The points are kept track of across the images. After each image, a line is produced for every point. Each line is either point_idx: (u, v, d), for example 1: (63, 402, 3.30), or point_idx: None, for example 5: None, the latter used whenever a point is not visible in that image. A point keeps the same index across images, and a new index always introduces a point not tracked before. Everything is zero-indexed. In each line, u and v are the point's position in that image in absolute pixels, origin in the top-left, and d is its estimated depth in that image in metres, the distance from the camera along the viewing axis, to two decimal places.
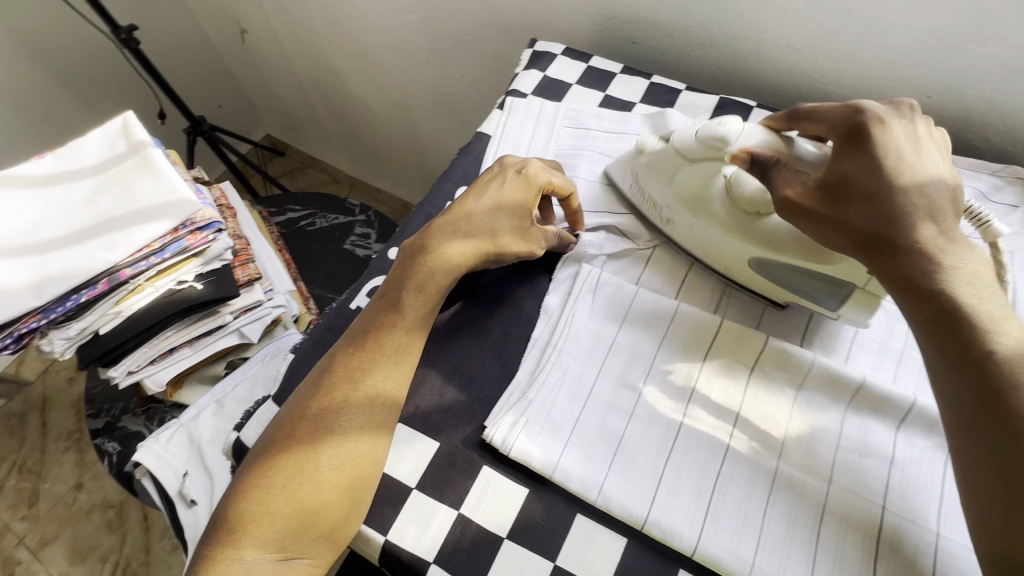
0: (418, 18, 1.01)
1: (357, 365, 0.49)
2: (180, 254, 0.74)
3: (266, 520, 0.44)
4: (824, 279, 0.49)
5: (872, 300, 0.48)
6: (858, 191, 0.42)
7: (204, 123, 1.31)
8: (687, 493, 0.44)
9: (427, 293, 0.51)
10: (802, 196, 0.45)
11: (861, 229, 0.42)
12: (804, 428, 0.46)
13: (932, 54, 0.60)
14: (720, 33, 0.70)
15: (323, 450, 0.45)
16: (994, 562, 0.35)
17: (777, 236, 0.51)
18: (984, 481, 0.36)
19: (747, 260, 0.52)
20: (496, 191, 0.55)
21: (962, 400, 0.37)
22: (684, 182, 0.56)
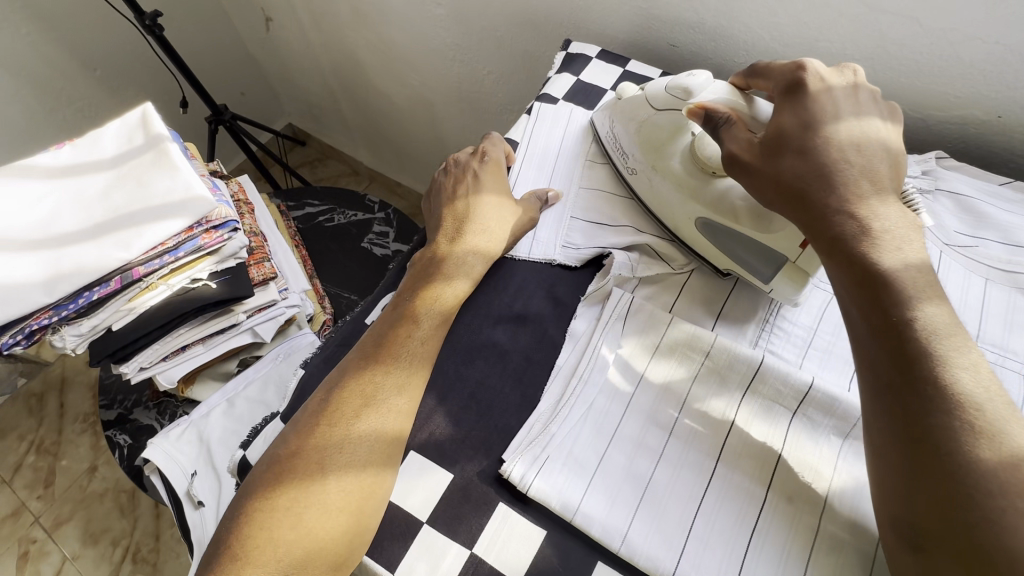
0: (447, 12, 0.97)
1: (368, 379, 0.48)
2: (195, 252, 0.72)
3: (270, 547, 0.41)
4: (762, 249, 0.50)
5: (802, 278, 0.49)
6: (792, 145, 0.44)
7: (226, 112, 1.29)
8: (719, 548, 0.41)
9: (445, 292, 0.52)
10: (744, 151, 0.46)
11: (788, 182, 0.43)
12: (850, 483, 0.42)
13: (1008, 72, 0.55)
14: (770, 39, 0.65)
15: (331, 469, 0.44)
16: (899, 532, 0.35)
17: (724, 199, 0.52)
18: (891, 450, 0.36)
19: (693, 217, 0.53)
20: (486, 189, 0.58)
21: (882, 369, 0.37)
22: (654, 129, 0.57)
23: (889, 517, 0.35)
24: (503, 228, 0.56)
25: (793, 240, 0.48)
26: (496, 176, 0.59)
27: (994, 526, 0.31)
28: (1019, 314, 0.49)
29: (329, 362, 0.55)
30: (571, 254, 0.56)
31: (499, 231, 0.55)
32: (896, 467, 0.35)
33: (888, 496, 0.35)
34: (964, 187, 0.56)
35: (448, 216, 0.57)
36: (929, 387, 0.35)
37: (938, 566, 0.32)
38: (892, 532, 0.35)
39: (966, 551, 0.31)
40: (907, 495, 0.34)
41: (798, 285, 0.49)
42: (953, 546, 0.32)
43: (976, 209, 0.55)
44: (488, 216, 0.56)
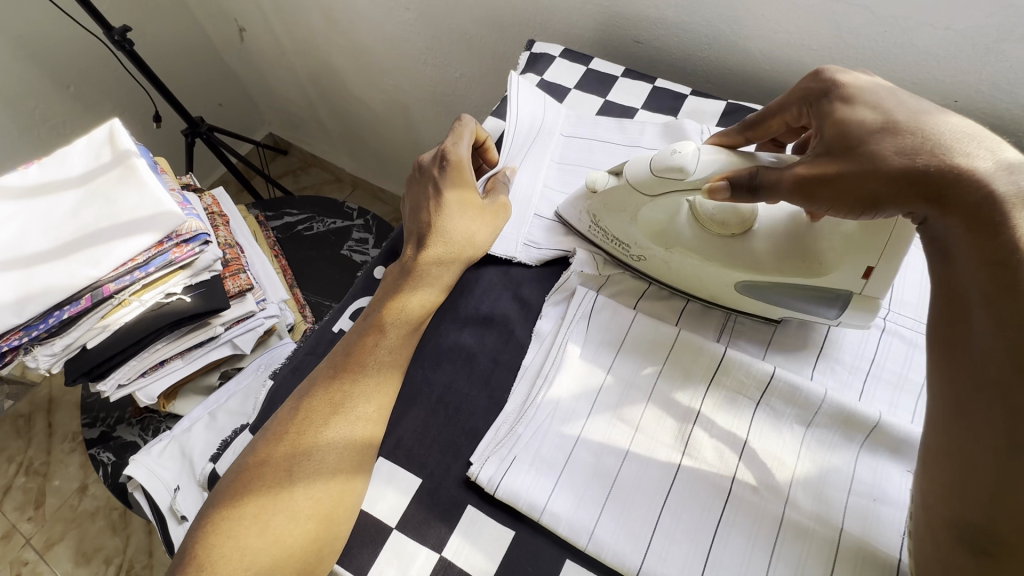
0: (415, 16, 0.97)
1: (337, 388, 0.48)
2: (167, 267, 0.72)
3: (238, 555, 0.41)
4: (817, 291, 0.47)
5: (873, 306, 0.46)
6: (871, 133, 0.39)
7: (203, 124, 1.28)
8: (686, 542, 0.41)
9: (414, 303, 0.51)
10: (810, 167, 0.40)
11: (892, 171, 0.37)
12: (812, 470, 0.43)
13: (962, 57, 0.55)
14: (729, 33, 0.66)
15: (299, 477, 0.44)
16: (952, 526, 0.34)
17: (761, 256, 0.49)
18: (982, 452, 0.33)
19: (733, 284, 0.49)
20: (448, 192, 0.54)
21: (988, 361, 0.33)
22: (645, 219, 0.51)
23: (948, 518, 0.34)
24: (469, 240, 0.54)
25: (854, 276, 0.45)
26: (465, 178, 0.55)
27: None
28: None
29: (297, 371, 0.55)
30: (533, 253, 0.56)
31: (465, 239, 0.54)
32: (976, 471, 0.33)
33: (955, 497, 0.34)
34: None
35: (415, 227, 0.56)
36: None
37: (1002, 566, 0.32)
38: (945, 530, 0.35)
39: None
40: (978, 494, 0.33)
41: (870, 315, 0.46)
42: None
43: None
44: (453, 223, 0.54)
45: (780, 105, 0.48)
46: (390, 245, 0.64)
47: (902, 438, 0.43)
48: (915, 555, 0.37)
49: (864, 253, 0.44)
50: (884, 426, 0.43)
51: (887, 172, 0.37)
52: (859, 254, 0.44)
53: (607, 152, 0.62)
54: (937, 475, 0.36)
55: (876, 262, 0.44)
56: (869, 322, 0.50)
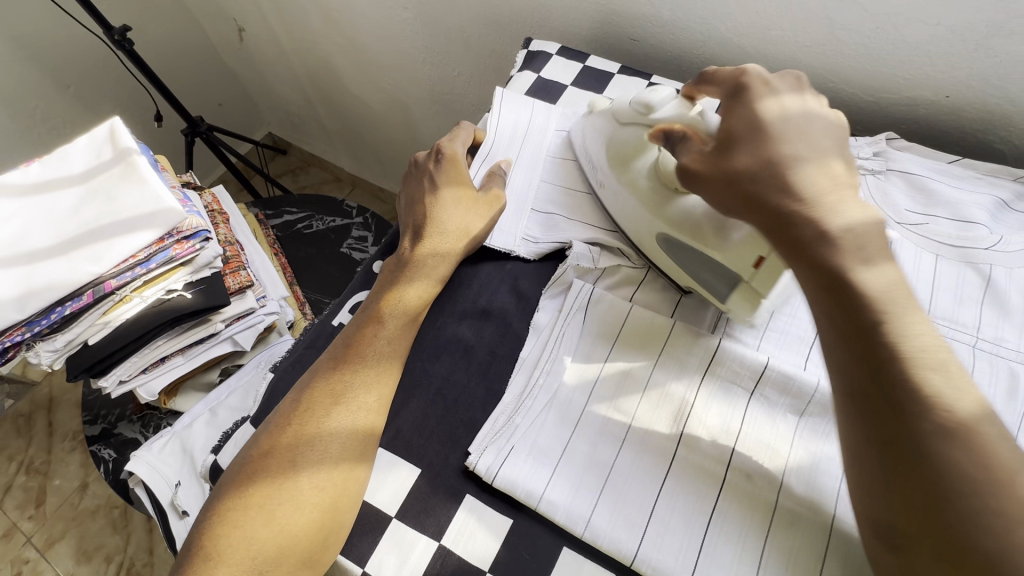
0: (414, 16, 0.98)
1: (338, 379, 0.48)
2: (168, 263, 0.72)
3: (245, 545, 0.42)
4: (716, 268, 0.49)
5: (754, 297, 0.47)
6: (748, 146, 0.42)
7: (202, 123, 1.29)
8: (681, 529, 0.42)
9: (412, 295, 0.52)
10: (697, 159, 0.45)
11: (748, 188, 0.41)
12: (805, 458, 0.43)
13: (952, 52, 0.56)
14: (723, 31, 0.67)
15: (302, 466, 0.45)
16: (874, 527, 0.34)
17: (683, 214, 0.51)
18: (866, 453, 0.34)
19: (656, 234, 0.52)
20: (444, 187, 0.57)
21: (850, 374, 0.35)
22: (619, 143, 0.57)
23: (867, 519, 0.34)
24: (466, 231, 0.55)
25: (745, 259, 0.46)
26: (458, 176, 0.58)
27: (965, 527, 0.30)
28: (970, 288, 0.50)
29: (297, 365, 0.56)
30: (530, 247, 0.57)
31: (461, 230, 0.55)
32: (870, 475, 0.34)
33: (868, 498, 0.34)
34: (915, 166, 0.57)
35: (412, 221, 0.57)
36: (901, 393, 0.33)
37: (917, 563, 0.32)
38: (871, 534, 0.34)
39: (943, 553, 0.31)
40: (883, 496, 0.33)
41: (751, 304, 0.47)
42: (929, 547, 0.31)
43: (927, 187, 0.55)
44: (448, 215, 0.55)
45: (715, 81, 0.48)
46: (389, 240, 0.65)
47: None
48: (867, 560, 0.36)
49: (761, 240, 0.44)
50: None
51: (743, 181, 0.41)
52: (756, 241, 0.45)
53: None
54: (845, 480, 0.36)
55: (767, 254, 0.44)
56: None
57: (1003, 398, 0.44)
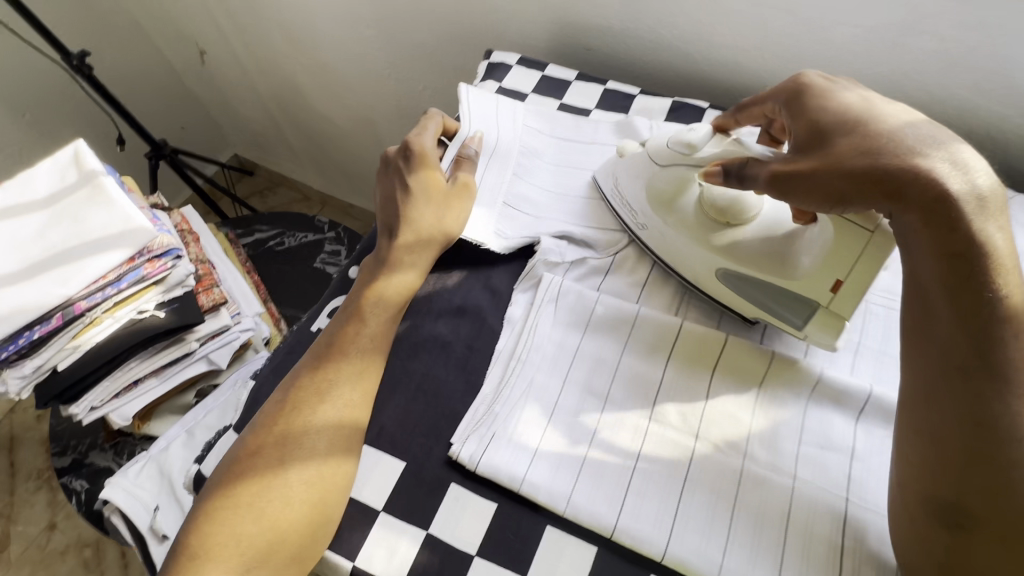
0: (377, 33, 1.00)
1: (323, 377, 0.50)
2: (139, 283, 0.72)
3: (232, 541, 0.43)
4: (793, 298, 0.50)
5: (836, 323, 0.48)
6: (836, 132, 0.43)
7: (166, 146, 1.28)
8: (656, 498, 0.44)
9: (387, 298, 0.54)
10: (785, 165, 0.44)
11: (855, 170, 0.40)
12: (766, 424, 0.47)
13: (872, 51, 0.61)
14: (670, 37, 0.71)
15: (291, 462, 0.46)
16: (927, 502, 0.39)
17: (743, 251, 0.53)
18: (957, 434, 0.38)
19: (714, 271, 0.53)
20: (415, 181, 0.58)
21: (949, 343, 0.38)
22: (657, 187, 0.58)
23: (921, 493, 0.39)
24: (440, 227, 0.57)
25: (822, 285, 0.48)
26: (431, 172, 0.58)
27: None
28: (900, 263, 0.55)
29: (277, 371, 0.56)
30: (501, 241, 0.58)
31: (437, 227, 0.57)
32: (948, 451, 0.38)
33: (930, 475, 0.39)
34: None
35: (386, 223, 0.59)
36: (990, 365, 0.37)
37: (977, 541, 0.37)
38: (919, 506, 0.39)
39: (1002, 535, 0.36)
40: (949, 470, 0.38)
41: (833, 331, 0.48)
42: (992, 528, 0.37)
43: None
44: (422, 214, 0.57)
45: (762, 98, 0.53)
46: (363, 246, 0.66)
47: (841, 389, 0.47)
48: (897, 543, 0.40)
49: (839, 262, 0.46)
50: (825, 378, 0.47)
51: (842, 173, 0.41)
52: (835, 262, 0.47)
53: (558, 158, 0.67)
54: (908, 458, 0.40)
55: (846, 276, 0.46)
56: None
57: None
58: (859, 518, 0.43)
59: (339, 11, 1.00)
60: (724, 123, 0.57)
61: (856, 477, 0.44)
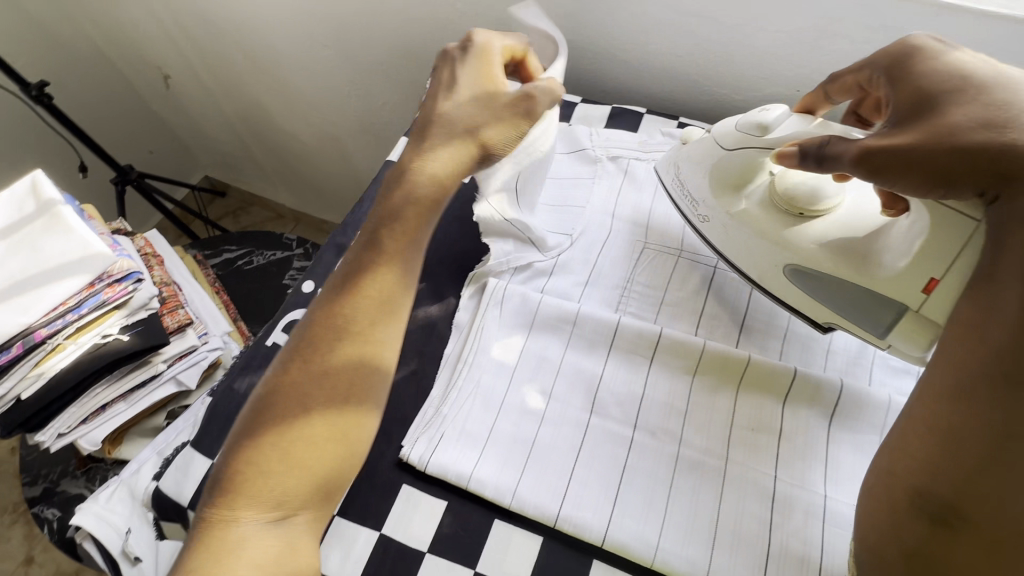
0: (334, 52, 1.03)
1: (342, 310, 0.46)
2: (100, 308, 0.73)
3: (261, 477, 0.40)
4: (873, 300, 0.47)
5: (930, 327, 0.44)
6: (949, 101, 0.39)
7: (132, 172, 1.28)
8: (596, 486, 0.46)
9: (405, 220, 0.48)
10: (876, 142, 0.40)
11: (964, 145, 0.36)
12: (699, 411, 0.49)
13: (792, 53, 0.65)
14: (609, 47, 0.75)
15: (315, 396, 0.43)
16: (916, 501, 0.36)
17: (821, 245, 0.50)
18: (976, 439, 0.34)
19: (783, 267, 0.52)
20: (461, 86, 0.51)
21: (1004, 335, 0.33)
22: (726, 171, 0.54)
23: (911, 488, 0.36)
24: (480, 135, 0.49)
25: (913, 286, 0.44)
26: (490, 78, 0.51)
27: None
28: None
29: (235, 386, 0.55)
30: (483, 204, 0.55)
31: (474, 136, 0.49)
32: (962, 453, 0.34)
33: (930, 473, 0.35)
34: None
35: (421, 126, 0.51)
36: None
37: (956, 545, 0.34)
38: (908, 502, 0.36)
39: (991, 546, 0.33)
40: (952, 470, 0.34)
41: (926, 338, 0.45)
42: (982, 534, 0.33)
43: None
44: (462, 115, 0.50)
45: (858, 64, 0.49)
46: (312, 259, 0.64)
47: (768, 373, 0.50)
48: (865, 524, 0.38)
49: (933, 261, 0.42)
50: (754, 363, 0.50)
51: (944, 146, 0.37)
52: (925, 262, 0.43)
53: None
54: (920, 454, 0.36)
55: (942, 274, 0.42)
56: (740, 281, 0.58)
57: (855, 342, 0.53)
58: (787, 495, 0.45)
59: (295, 31, 1.02)
60: (809, 103, 0.54)
61: (783, 456, 0.47)
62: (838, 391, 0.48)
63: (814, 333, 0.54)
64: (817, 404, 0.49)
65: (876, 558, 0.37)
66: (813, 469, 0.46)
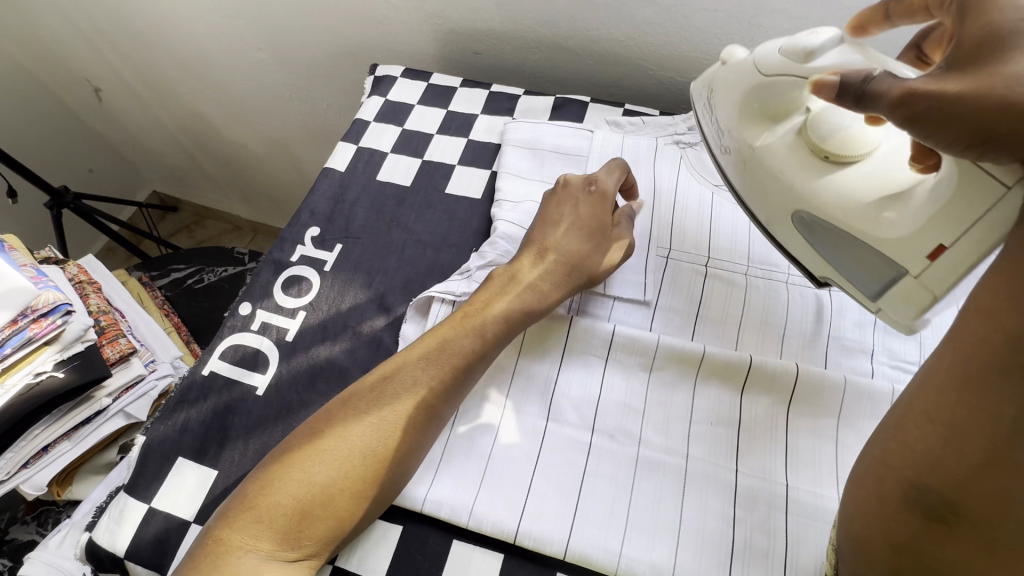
0: (269, 55, 0.98)
1: (435, 382, 0.46)
2: (26, 346, 0.68)
3: (294, 517, 0.40)
4: (875, 257, 0.42)
5: (925, 298, 0.40)
6: (1015, 47, 0.31)
7: (68, 193, 1.21)
8: (556, 496, 0.45)
9: (513, 316, 0.49)
10: (925, 84, 0.33)
11: (1019, 103, 0.29)
12: (658, 409, 0.48)
13: (733, 33, 0.64)
14: (550, 35, 0.72)
15: (380, 459, 0.42)
16: (912, 493, 0.31)
17: (841, 195, 0.43)
18: (977, 438, 0.28)
19: (792, 211, 0.46)
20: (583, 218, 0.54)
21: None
22: (766, 96, 0.46)
23: (908, 484, 0.31)
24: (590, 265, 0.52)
25: (916, 248, 0.39)
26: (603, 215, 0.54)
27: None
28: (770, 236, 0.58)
29: (170, 423, 0.52)
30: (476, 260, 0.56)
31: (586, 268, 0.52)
32: (962, 448, 0.29)
33: (926, 463, 0.30)
34: None
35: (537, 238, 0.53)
36: None
37: (952, 537, 0.30)
38: (904, 496, 0.31)
39: (987, 543, 0.29)
40: (951, 461, 0.29)
41: (915, 307, 0.41)
42: (984, 536, 0.29)
43: None
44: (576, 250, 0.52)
45: None
46: (248, 278, 0.60)
47: (724, 362, 0.48)
48: (849, 497, 0.36)
49: (943, 227, 0.37)
50: (709, 355, 0.49)
51: (992, 102, 0.30)
52: (939, 222, 0.37)
53: (453, 175, 0.66)
54: (927, 447, 0.31)
55: (951, 242, 0.37)
56: (693, 269, 0.56)
57: (813, 322, 0.53)
58: (753, 488, 0.44)
59: (226, 36, 0.97)
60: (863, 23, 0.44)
61: (744, 448, 0.46)
62: (794, 377, 0.47)
63: (770, 317, 0.53)
64: (775, 391, 0.48)
65: (864, 549, 0.34)
66: (773, 458, 0.45)
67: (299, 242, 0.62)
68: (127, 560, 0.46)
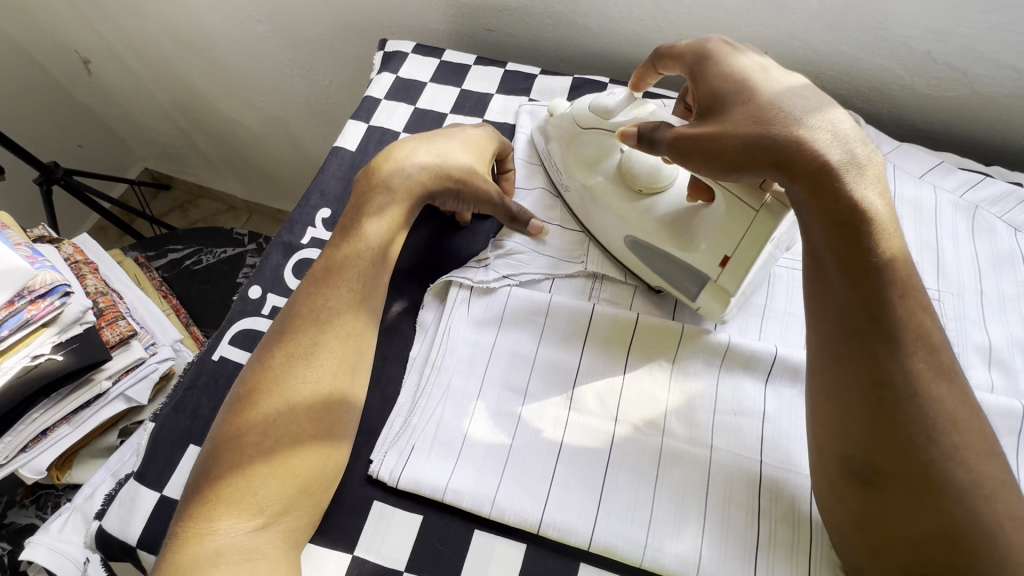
0: (269, 28, 0.94)
1: (320, 305, 0.48)
2: (24, 327, 0.65)
3: (242, 484, 0.41)
4: (683, 266, 0.51)
5: (724, 295, 0.49)
6: (731, 99, 0.42)
7: (58, 169, 1.17)
8: (579, 488, 0.44)
9: (384, 218, 0.52)
10: (686, 129, 0.43)
11: (745, 134, 0.40)
12: (681, 399, 0.47)
13: (757, 14, 0.62)
14: (567, 13, 0.70)
15: (294, 396, 0.44)
16: (847, 470, 0.39)
17: (659, 215, 0.52)
18: (858, 406, 0.39)
19: (624, 237, 0.53)
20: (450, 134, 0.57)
21: (847, 302, 0.39)
22: (580, 147, 0.55)
23: (834, 459, 0.40)
24: (448, 158, 0.54)
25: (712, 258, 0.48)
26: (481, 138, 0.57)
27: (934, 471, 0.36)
28: None
29: (181, 410, 0.50)
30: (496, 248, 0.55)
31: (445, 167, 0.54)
32: (851, 409, 0.39)
33: (842, 437, 0.39)
34: None
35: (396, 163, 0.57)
36: (878, 317, 0.38)
37: (887, 495, 0.38)
38: (837, 470, 0.40)
39: (916, 490, 0.37)
40: (860, 435, 0.39)
41: (721, 304, 0.49)
42: (902, 484, 0.37)
43: None
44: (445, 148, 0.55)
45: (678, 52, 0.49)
46: (257, 261, 0.58)
47: (748, 353, 0.48)
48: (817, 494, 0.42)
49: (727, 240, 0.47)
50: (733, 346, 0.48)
51: (733, 138, 0.41)
52: (726, 237, 0.47)
53: None
54: (818, 424, 0.41)
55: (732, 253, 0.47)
56: None
57: None
58: (779, 480, 0.44)
59: (224, 8, 0.93)
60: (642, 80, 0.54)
61: (770, 440, 0.45)
62: None
63: (793, 307, 0.53)
64: (798, 381, 0.47)
65: (839, 535, 0.40)
66: (798, 451, 0.45)
67: (309, 224, 0.59)
68: (139, 549, 0.45)
